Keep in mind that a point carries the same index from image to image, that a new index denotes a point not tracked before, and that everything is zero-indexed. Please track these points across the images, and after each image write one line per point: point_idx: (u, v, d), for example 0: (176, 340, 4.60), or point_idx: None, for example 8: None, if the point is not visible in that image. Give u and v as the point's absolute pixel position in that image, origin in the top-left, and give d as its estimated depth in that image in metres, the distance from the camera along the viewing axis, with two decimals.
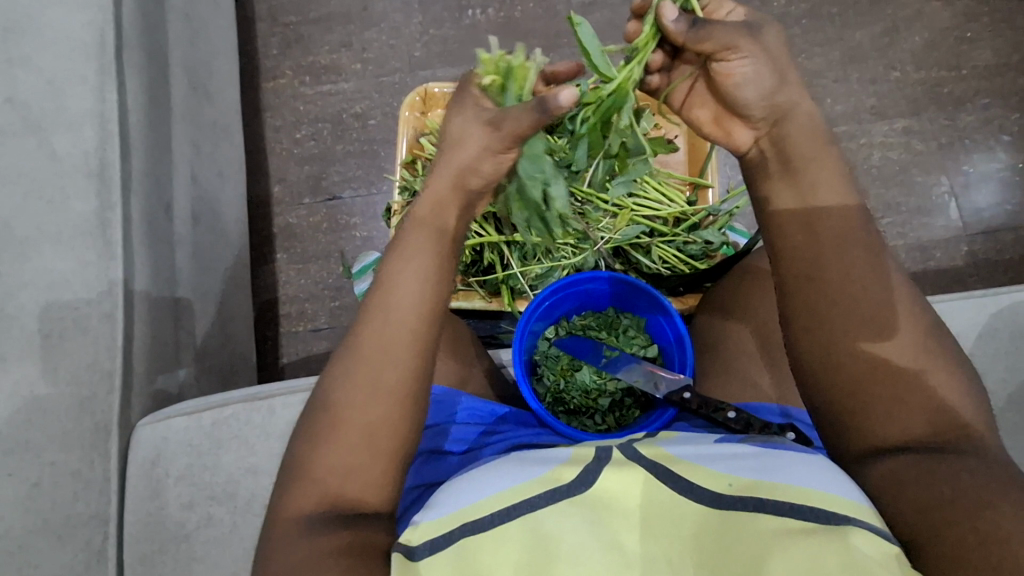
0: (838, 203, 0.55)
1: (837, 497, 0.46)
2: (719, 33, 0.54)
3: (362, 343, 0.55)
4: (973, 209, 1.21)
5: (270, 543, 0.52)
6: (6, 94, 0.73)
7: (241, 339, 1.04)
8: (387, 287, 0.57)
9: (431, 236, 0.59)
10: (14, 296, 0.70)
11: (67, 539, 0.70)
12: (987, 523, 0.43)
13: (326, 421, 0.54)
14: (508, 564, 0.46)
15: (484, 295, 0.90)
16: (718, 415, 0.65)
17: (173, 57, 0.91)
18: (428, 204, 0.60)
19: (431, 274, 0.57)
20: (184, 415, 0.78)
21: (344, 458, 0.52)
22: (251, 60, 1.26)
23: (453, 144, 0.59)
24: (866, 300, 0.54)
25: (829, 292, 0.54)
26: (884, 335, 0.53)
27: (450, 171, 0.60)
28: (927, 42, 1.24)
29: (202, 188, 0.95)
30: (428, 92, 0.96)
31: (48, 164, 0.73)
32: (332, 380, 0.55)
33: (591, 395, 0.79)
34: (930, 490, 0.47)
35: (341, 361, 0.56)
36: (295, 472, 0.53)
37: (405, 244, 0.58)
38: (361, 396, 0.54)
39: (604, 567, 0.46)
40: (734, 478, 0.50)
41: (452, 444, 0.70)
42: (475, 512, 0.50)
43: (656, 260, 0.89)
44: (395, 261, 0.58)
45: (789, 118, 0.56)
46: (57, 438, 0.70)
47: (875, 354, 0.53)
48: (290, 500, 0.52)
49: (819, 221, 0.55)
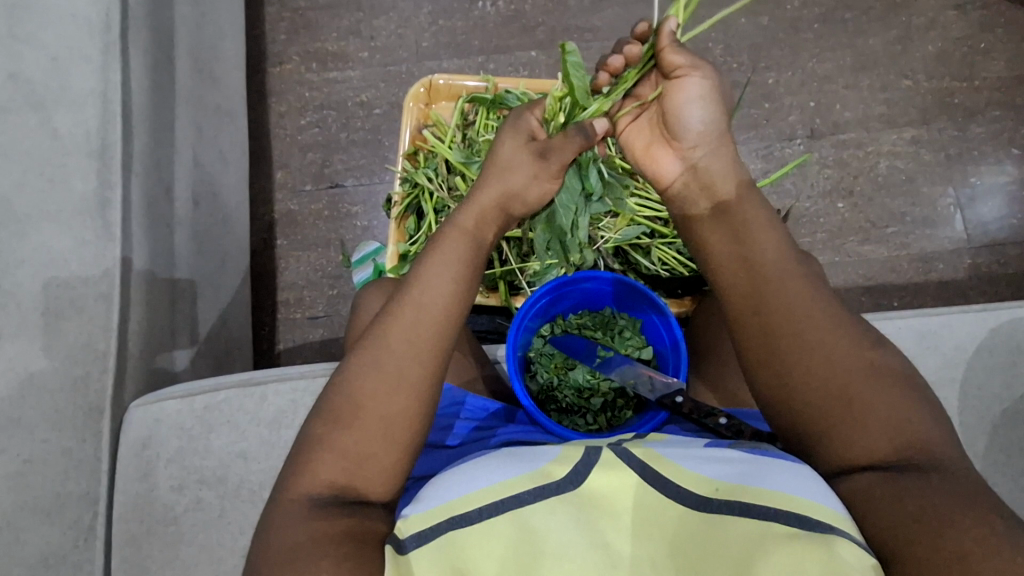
0: (770, 236, 0.59)
1: (819, 505, 0.46)
2: (684, 55, 0.60)
3: (392, 334, 0.56)
4: (978, 222, 1.20)
5: (269, 525, 0.51)
6: (10, 69, 0.72)
7: (237, 325, 1.04)
8: (423, 283, 0.58)
9: (470, 245, 0.63)
10: (12, 274, 0.69)
11: (55, 517, 0.69)
12: (953, 541, 0.43)
13: (347, 407, 0.53)
14: (494, 559, 0.46)
15: (483, 290, 0.90)
16: (709, 421, 0.64)
17: (179, 38, 0.90)
18: (472, 216, 0.64)
19: (465, 276, 0.60)
20: (177, 397, 0.78)
21: (359, 443, 0.52)
22: (258, 44, 1.25)
23: (507, 167, 0.66)
24: (810, 330, 0.54)
25: (770, 325, 0.55)
26: (828, 358, 0.53)
27: (500, 188, 0.65)
28: (940, 52, 1.23)
29: (204, 171, 0.95)
30: (433, 83, 0.94)
31: (48, 142, 0.73)
32: (357, 367, 0.55)
33: (583, 394, 0.78)
34: (898, 505, 0.46)
35: (368, 350, 0.56)
36: (301, 454, 0.53)
37: (444, 247, 0.61)
38: (385, 386, 0.54)
39: (594, 566, 0.46)
40: (721, 482, 0.49)
41: (447, 437, 0.71)
42: (462, 506, 0.49)
43: (656, 262, 0.88)
44: (433, 262, 0.60)
45: (713, 155, 0.63)
46: (48, 416, 0.69)
47: (825, 378, 0.53)
48: (295, 482, 0.52)
49: (755, 256, 0.58)
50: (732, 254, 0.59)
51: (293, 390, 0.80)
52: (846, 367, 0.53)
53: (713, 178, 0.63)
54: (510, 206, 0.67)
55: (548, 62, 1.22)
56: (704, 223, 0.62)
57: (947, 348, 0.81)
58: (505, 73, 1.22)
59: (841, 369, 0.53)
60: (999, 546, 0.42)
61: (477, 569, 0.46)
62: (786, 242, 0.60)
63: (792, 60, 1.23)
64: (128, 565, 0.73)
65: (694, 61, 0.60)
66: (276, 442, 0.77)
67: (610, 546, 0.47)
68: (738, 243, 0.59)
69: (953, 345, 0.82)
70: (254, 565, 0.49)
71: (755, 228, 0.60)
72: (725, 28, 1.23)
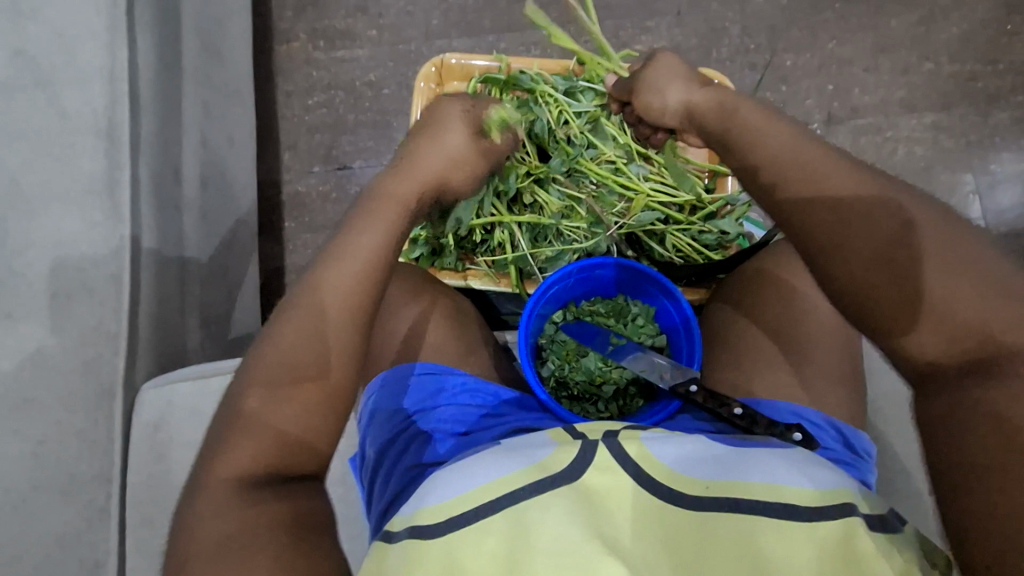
0: (788, 150, 0.57)
1: (798, 491, 0.48)
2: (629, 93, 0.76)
3: (320, 303, 0.57)
4: (996, 210, 1.18)
5: (196, 504, 0.50)
6: (16, 46, 0.70)
7: (245, 307, 1.03)
8: (353, 247, 0.59)
9: (398, 208, 0.63)
10: (23, 255, 0.68)
11: (70, 498, 0.70)
12: (1003, 494, 0.44)
13: (286, 376, 0.55)
14: (489, 552, 0.46)
15: (492, 275, 0.86)
16: (724, 411, 0.64)
17: (185, 15, 0.88)
18: (408, 186, 0.65)
19: (393, 238, 0.61)
20: (187, 380, 0.79)
21: (299, 414, 0.54)
22: (265, 22, 1.22)
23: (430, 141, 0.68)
24: (853, 233, 0.53)
25: (836, 240, 0.53)
26: (879, 261, 0.52)
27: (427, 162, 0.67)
28: (964, 34, 1.20)
29: (211, 152, 0.93)
30: (445, 62, 0.92)
31: (55, 121, 0.71)
32: (283, 336, 0.56)
33: (595, 382, 0.78)
34: (959, 449, 0.47)
35: (293, 321, 0.56)
36: (235, 430, 0.53)
37: (373, 210, 0.62)
38: (317, 353, 0.55)
39: (588, 555, 0.44)
40: (710, 481, 0.49)
41: (440, 425, 0.68)
42: (459, 504, 0.49)
43: (670, 249, 0.87)
44: (359, 225, 0.61)
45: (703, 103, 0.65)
46: (62, 397, 0.69)
47: (901, 287, 0.50)
48: (224, 460, 0.52)
49: (769, 173, 0.57)
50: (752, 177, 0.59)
51: None
52: (929, 277, 0.50)
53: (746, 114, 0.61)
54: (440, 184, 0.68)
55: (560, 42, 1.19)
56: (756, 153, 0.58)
57: None
58: (516, 53, 1.19)
59: (894, 273, 0.51)
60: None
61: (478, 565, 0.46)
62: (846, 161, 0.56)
63: (811, 42, 1.20)
64: (144, 544, 0.74)
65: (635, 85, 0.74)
66: None
67: (608, 538, 0.46)
68: (754, 167, 0.58)
69: None
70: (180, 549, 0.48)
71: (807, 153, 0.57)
72: (743, 8, 1.19)
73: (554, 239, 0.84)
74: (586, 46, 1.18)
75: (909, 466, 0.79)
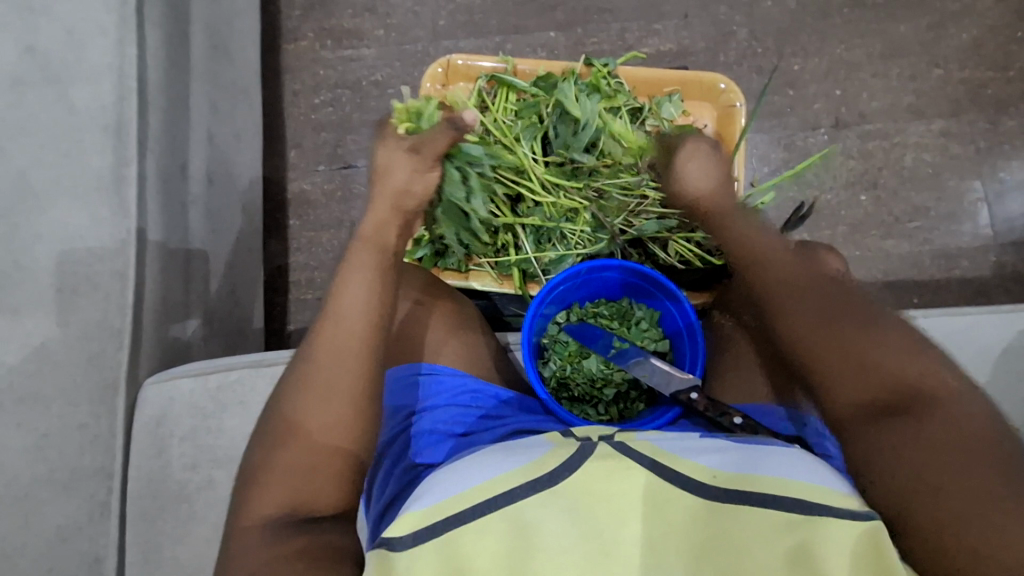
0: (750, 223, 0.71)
1: (808, 485, 0.49)
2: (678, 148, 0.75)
3: (314, 354, 0.58)
4: (1005, 218, 1.17)
5: (230, 552, 0.52)
6: (26, 42, 0.71)
7: (249, 303, 1.03)
8: (338, 301, 0.61)
9: (375, 252, 0.64)
10: (29, 249, 0.69)
11: (72, 491, 0.70)
12: (952, 498, 0.49)
13: (281, 428, 0.56)
14: (487, 553, 0.47)
15: (495, 275, 0.86)
16: (724, 420, 0.63)
17: (194, 13, 0.88)
18: (371, 224, 0.66)
19: (375, 282, 0.62)
20: (190, 376, 0.78)
21: (300, 458, 0.55)
22: (273, 19, 1.23)
23: (382, 174, 0.67)
24: (799, 294, 0.63)
25: (789, 303, 0.64)
26: (815, 320, 0.61)
27: (387, 197, 0.66)
28: (974, 40, 1.19)
29: (218, 150, 0.94)
30: (451, 63, 0.92)
31: (64, 117, 0.72)
32: (284, 392, 0.58)
33: (596, 384, 0.77)
34: (896, 472, 0.52)
35: (293, 375, 0.58)
36: (257, 474, 0.55)
37: (352, 257, 0.63)
38: (315, 402, 0.56)
39: (581, 560, 0.46)
40: (717, 470, 0.50)
41: (439, 426, 0.69)
42: (452, 507, 0.48)
43: (672, 255, 0.85)
44: (341, 276, 0.62)
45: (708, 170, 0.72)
46: (66, 391, 0.70)
47: (840, 345, 0.59)
48: (251, 505, 0.54)
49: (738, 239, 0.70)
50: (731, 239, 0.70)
51: None
52: (861, 342, 0.58)
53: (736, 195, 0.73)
54: (405, 204, 0.67)
55: (568, 43, 1.19)
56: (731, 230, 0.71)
57: (973, 349, 0.80)
58: (523, 54, 1.19)
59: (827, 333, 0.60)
60: (1002, 496, 0.48)
61: (475, 567, 0.46)
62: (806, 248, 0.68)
63: (820, 46, 1.19)
64: (142, 539, 0.74)
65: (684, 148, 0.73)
66: None
67: (608, 542, 0.47)
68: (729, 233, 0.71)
69: (978, 346, 0.80)
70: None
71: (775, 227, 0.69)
72: (751, 12, 1.19)
73: (557, 241, 0.84)
74: (594, 48, 1.18)
75: None
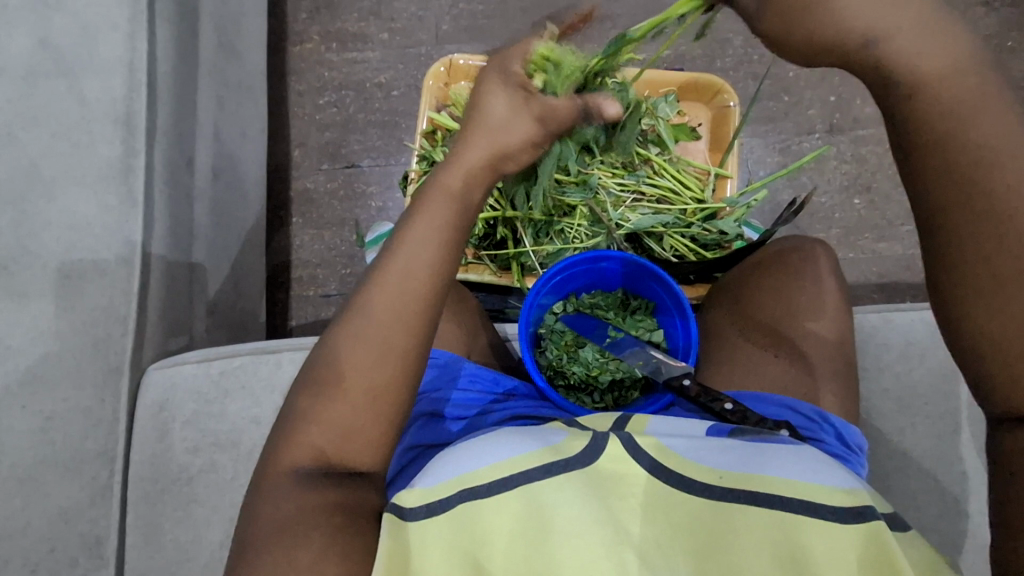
0: (985, 124, 0.44)
1: (818, 488, 0.48)
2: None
3: (376, 305, 0.55)
4: None
5: (257, 498, 0.52)
6: (41, 36, 0.74)
7: (251, 296, 1.05)
8: (415, 257, 0.56)
9: (455, 211, 0.58)
10: (38, 235, 0.71)
11: (75, 472, 0.71)
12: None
13: (331, 378, 0.54)
14: (503, 533, 0.48)
15: (495, 269, 0.90)
16: (715, 406, 0.65)
17: (203, 12, 0.90)
18: (459, 176, 0.59)
19: (451, 241, 0.58)
20: (194, 362, 0.80)
21: (344, 415, 0.53)
22: (280, 22, 1.25)
23: (490, 125, 0.59)
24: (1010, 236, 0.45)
25: (1006, 269, 0.45)
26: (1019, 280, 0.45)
27: (484, 149, 0.59)
28: None
29: (223, 146, 0.95)
30: (453, 63, 0.95)
31: (76, 108, 0.74)
32: (341, 336, 0.55)
33: (592, 372, 0.78)
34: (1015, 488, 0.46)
35: (353, 321, 0.55)
36: (294, 425, 0.54)
37: (427, 211, 0.57)
38: (370, 358, 0.54)
39: (600, 544, 0.47)
40: (724, 470, 0.50)
41: (443, 408, 0.70)
42: (468, 482, 0.49)
43: (668, 249, 0.88)
44: (417, 227, 0.57)
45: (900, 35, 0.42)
46: (72, 375, 0.71)
47: None
48: (281, 456, 0.53)
49: (950, 152, 0.44)
50: (945, 165, 0.45)
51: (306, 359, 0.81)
52: None
53: (979, 90, 0.43)
54: (501, 165, 0.60)
55: None
56: (933, 150, 0.45)
57: None
58: None
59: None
60: None
61: (489, 540, 0.48)
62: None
63: None
64: (143, 521, 0.75)
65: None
66: None
67: (621, 528, 0.48)
68: (932, 142, 0.45)
69: None
70: (242, 544, 0.50)
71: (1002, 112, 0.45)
72: None
73: (555, 235, 0.85)
74: None
75: (930, 473, 0.76)
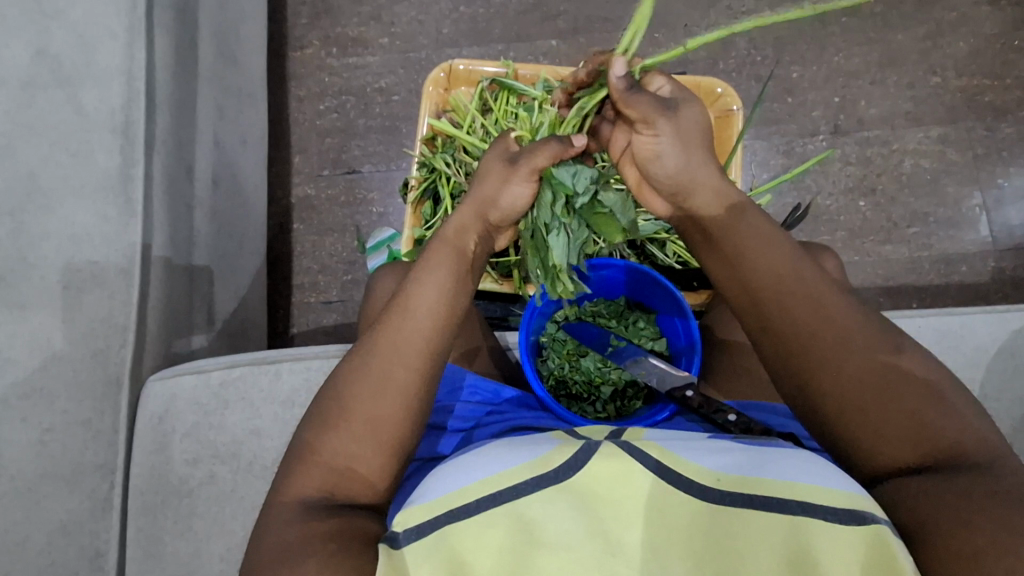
0: (769, 255, 0.57)
1: (816, 488, 0.47)
2: (643, 105, 0.59)
3: (376, 343, 0.56)
4: (1004, 224, 1.18)
5: (262, 528, 0.52)
6: (38, 46, 0.73)
7: (253, 304, 1.05)
8: (413, 301, 0.57)
9: (451, 255, 0.61)
10: (37, 246, 0.71)
11: (74, 485, 0.71)
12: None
13: (333, 412, 0.54)
14: (494, 548, 0.47)
15: (496, 277, 0.88)
16: (718, 417, 0.64)
17: (201, 19, 0.90)
18: (454, 225, 0.63)
19: (451, 282, 0.59)
20: (194, 372, 0.79)
21: (345, 445, 0.53)
22: (280, 28, 1.25)
23: (482, 177, 0.66)
24: (826, 330, 0.53)
25: (828, 348, 0.53)
26: (850, 358, 0.52)
27: (475, 202, 0.64)
28: (971, 49, 1.20)
29: (224, 154, 0.95)
30: (453, 68, 0.93)
31: (74, 119, 0.74)
32: (346, 372, 0.56)
33: (593, 382, 0.78)
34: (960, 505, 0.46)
35: (355, 357, 0.56)
36: (299, 454, 0.54)
37: (428, 257, 0.60)
38: (369, 392, 0.54)
39: (593, 557, 0.46)
40: (721, 475, 0.49)
41: (446, 420, 0.70)
42: (461, 500, 0.48)
43: (671, 255, 0.87)
44: (417, 274, 0.59)
45: (695, 194, 0.61)
46: (70, 387, 0.71)
47: (873, 403, 0.51)
48: (288, 485, 0.53)
49: (750, 277, 0.57)
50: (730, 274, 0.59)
51: (305, 369, 0.81)
52: (901, 406, 0.50)
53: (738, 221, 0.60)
54: (489, 213, 0.65)
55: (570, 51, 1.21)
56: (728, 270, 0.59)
57: (968, 349, 0.82)
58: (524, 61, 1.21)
59: (858, 367, 0.52)
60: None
61: (479, 559, 0.47)
62: (790, 242, 0.59)
63: (819, 55, 1.20)
64: (143, 534, 0.74)
65: (651, 111, 0.59)
66: (289, 420, 0.78)
67: (615, 539, 0.47)
68: (732, 266, 0.58)
69: (973, 346, 0.82)
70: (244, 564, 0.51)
71: (746, 243, 0.58)
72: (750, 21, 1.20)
73: None
74: None
75: None
